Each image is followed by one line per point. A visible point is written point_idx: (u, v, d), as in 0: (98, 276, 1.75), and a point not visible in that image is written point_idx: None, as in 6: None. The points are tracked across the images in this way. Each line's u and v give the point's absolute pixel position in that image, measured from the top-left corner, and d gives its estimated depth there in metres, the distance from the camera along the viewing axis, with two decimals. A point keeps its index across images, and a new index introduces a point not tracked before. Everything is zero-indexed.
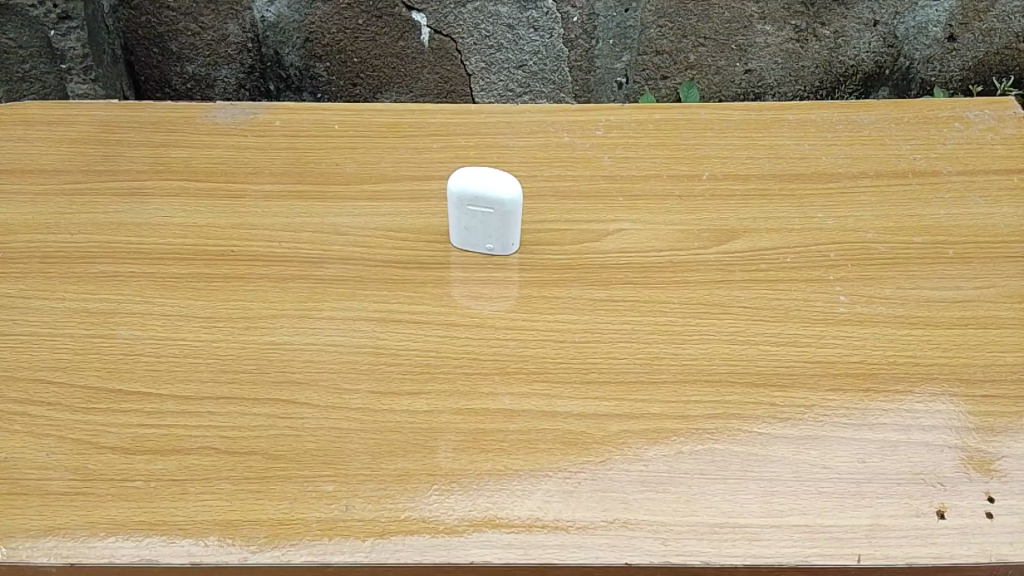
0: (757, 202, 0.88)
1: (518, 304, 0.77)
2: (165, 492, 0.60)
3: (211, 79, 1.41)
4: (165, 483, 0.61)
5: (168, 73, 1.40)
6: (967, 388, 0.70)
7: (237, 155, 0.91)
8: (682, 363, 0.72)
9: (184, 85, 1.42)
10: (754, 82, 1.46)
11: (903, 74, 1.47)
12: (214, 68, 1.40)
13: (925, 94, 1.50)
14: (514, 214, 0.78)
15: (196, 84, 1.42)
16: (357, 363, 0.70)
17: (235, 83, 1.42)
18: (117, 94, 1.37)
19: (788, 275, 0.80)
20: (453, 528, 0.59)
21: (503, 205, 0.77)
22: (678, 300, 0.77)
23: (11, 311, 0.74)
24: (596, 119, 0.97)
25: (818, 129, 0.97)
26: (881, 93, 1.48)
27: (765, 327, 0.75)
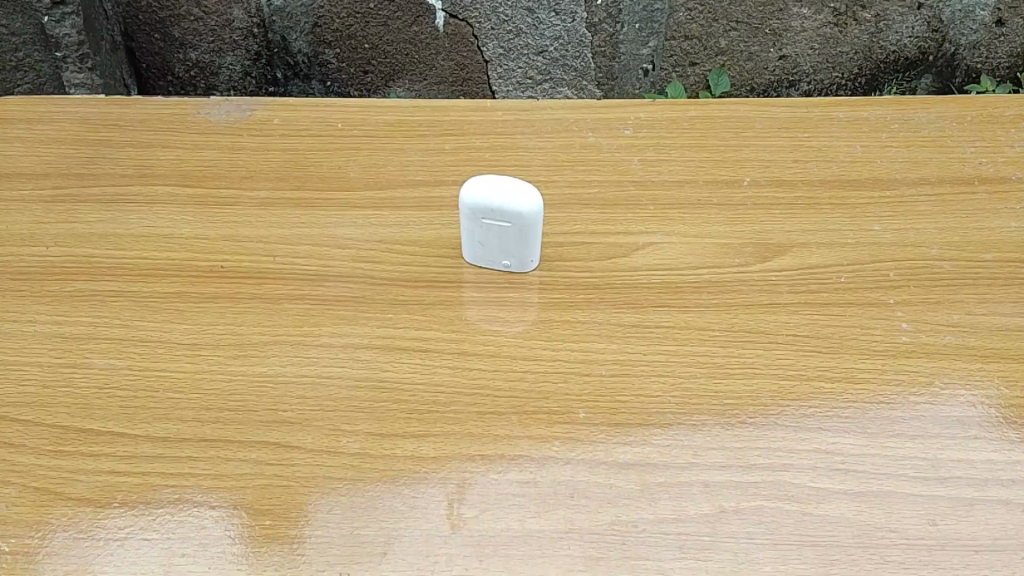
0: (805, 212, 0.78)
1: (537, 331, 0.68)
2: (137, 555, 0.53)
3: (215, 67, 1.32)
4: (137, 543, 0.54)
5: (170, 61, 1.31)
6: None
7: (230, 157, 0.83)
8: (723, 402, 0.63)
9: (187, 73, 1.33)
10: (788, 70, 1.36)
11: (947, 61, 1.36)
12: (218, 55, 1.31)
13: (971, 83, 1.39)
14: (534, 228, 0.70)
15: (199, 72, 1.33)
16: (356, 400, 0.62)
17: (240, 70, 1.33)
18: (116, 83, 1.28)
19: (842, 298, 0.71)
20: None
21: (522, 219, 0.69)
22: (718, 326, 0.69)
23: None
24: (624, 117, 0.88)
25: (871, 129, 0.87)
26: (923, 81, 1.38)
27: (818, 360, 0.66)
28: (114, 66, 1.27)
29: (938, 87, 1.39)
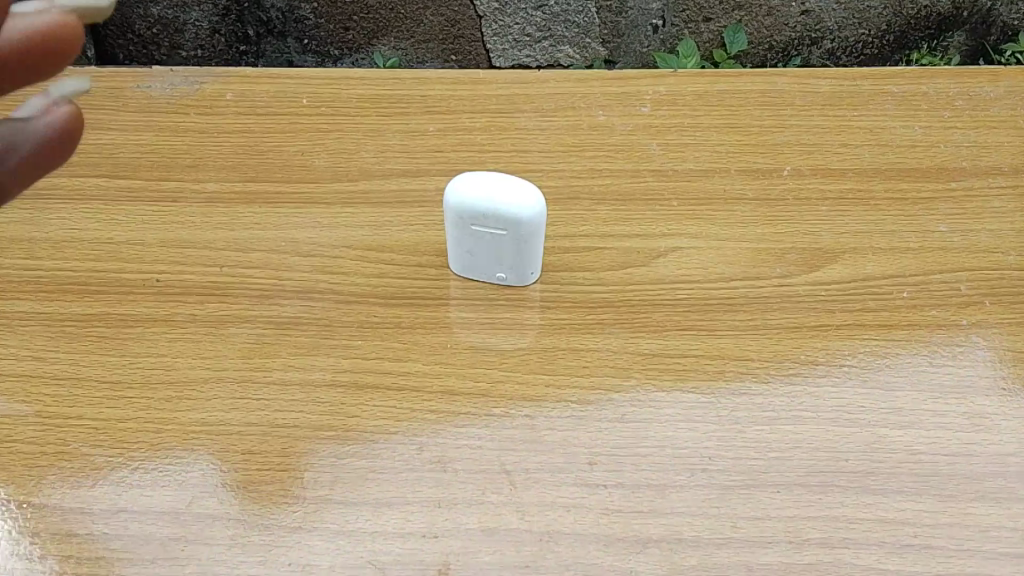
0: (858, 208, 0.66)
1: (539, 362, 0.57)
2: None
3: (179, 23, 1.14)
4: None
5: (130, 17, 1.12)
6: None
7: (172, 142, 0.70)
8: (766, 457, 0.52)
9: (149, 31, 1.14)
10: (811, 26, 1.19)
11: (982, 18, 1.19)
12: (183, 10, 1.13)
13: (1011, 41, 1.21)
14: (534, 236, 0.58)
15: (163, 29, 1.14)
16: (315, 457, 0.51)
17: (208, 27, 1.15)
18: None
19: (904, 320, 0.59)
20: None
21: (520, 225, 0.57)
22: (757, 355, 0.57)
23: None
24: (641, 90, 0.74)
25: (930, 106, 0.74)
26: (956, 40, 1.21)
27: (877, 400, 0.55)
28: None
29: (971, 45, 1.21)
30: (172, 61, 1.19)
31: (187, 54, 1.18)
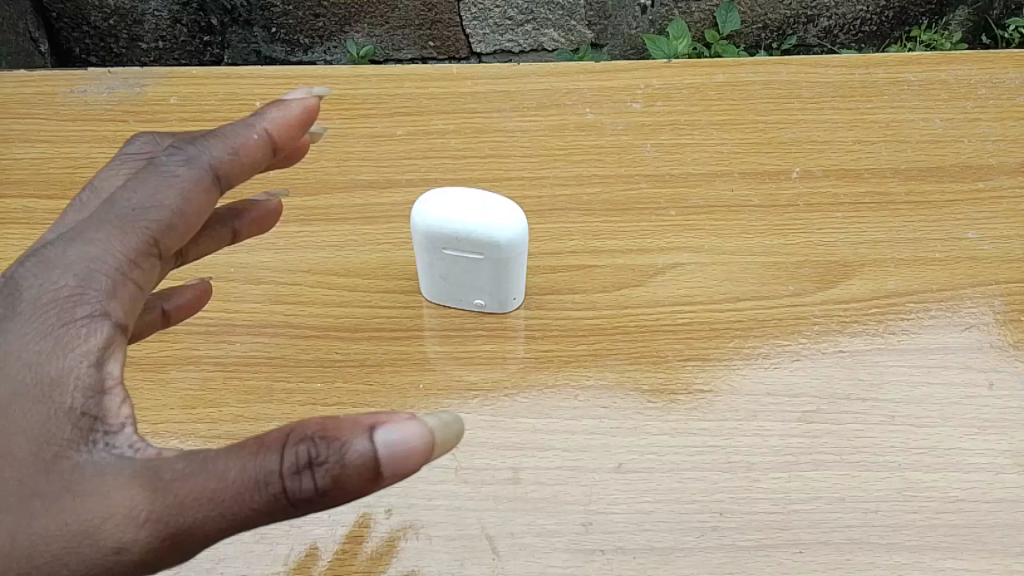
0: (876, 214, 0.59)
1: (523, 404, 0.50)
2: None
3: (139, 13, 1.02)
4: None
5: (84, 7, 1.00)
6: None
7: (108, 154, 0.62)
8: (783, 511, 0.46)
9: (106, 21, 1.02)
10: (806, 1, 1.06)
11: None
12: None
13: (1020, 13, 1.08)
14: (516, 262, 0.51)
15: (121, 20, 1.02)
16: (269, 528, 0.45)
17: (169, 17, 1.02)
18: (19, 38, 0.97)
19: (934, 343, 0.53)
20: None
21: (498, 251, 0.50)
22: (770, 388, 0.50)
23: None
24: (632, 83, 0.67)
25: (950, 96, 0.67)
26: (959, 14, 1.08)
27: (906, 437, 0.49)
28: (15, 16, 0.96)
29: (974, 21, 1.09)
30: (134, 56, 1.06)
31: (149, 47, 1.05)
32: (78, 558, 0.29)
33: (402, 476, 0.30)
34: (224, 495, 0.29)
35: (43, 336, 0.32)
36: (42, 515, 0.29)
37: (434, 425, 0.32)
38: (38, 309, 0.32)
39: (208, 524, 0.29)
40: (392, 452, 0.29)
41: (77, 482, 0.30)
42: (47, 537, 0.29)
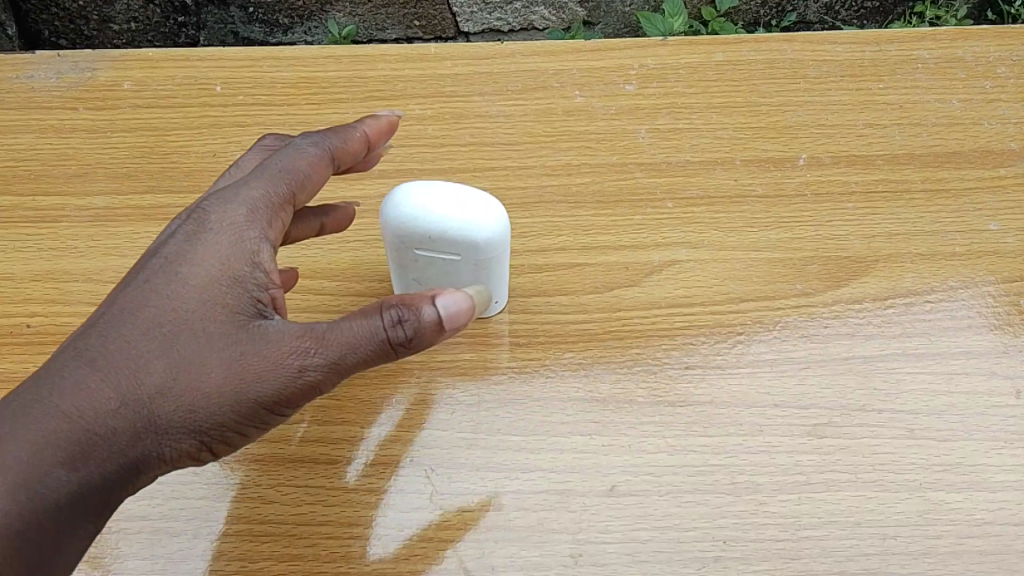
0: (890, 204, 0.54)
1: (507, 418, 0.45)
2: None
3: None
4: None
5: None
6: None
7: (55, 144, 0.57)
8: (793, 537, 0.42)
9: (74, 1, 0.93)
10: None
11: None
12: None
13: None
14: (496, 259, 0.46)
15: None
16: (222, 561, 0.41)
17: None
18: None
19: (955, 348, 0.48)
20: None
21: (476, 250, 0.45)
22: (777, 398, 0.46)
23: None
24: (625, 63, 0.62)
25: (969, 74, 0.62)
26: None
27: (928, 452, 0.44)
28: None
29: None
30: (104, 40, 0.97)
31: (120, 28, 0.96)
32: (264, 393, 0.36)
33: (451, 334, 0.39)
34: (362, 339, 0.37)
35: (229, 248, 0.38)
36: (237, 360, 0.36)
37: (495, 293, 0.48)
38: (224, 226, 0.38)
39: (350, 363, 0.37)
40: (450, 312, 0.38)
41: (258, 340, 0.37)
42: (248, 370, 0.36)
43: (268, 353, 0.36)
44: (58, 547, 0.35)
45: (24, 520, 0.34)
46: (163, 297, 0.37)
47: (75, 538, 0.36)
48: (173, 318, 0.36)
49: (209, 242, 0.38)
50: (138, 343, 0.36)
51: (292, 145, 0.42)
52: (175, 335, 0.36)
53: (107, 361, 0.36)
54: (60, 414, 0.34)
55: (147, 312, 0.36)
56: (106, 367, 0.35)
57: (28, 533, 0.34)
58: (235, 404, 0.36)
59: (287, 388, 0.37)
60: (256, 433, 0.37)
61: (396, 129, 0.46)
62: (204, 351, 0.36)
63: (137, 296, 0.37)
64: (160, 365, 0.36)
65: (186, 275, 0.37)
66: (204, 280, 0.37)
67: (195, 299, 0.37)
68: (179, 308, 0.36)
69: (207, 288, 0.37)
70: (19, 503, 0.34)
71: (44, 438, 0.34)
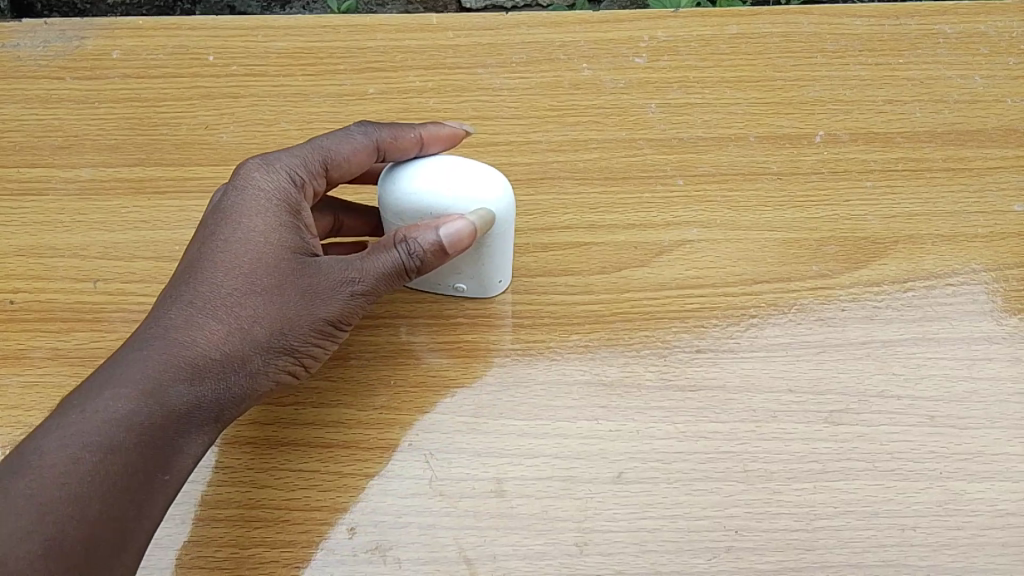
0: (909, 184, 0.52)
1: (510, 403, 0.44)
2: None
3: None
4: None
5: None
6: None
7: (40, 115, 0.55)
8: (808, 527, 0.40)
9: None
10: None
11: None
12: None
13: None
14: (503, 233, 0.44)
15: None
16: (212, 547, 0.40)
17: None
18: None
19: (978, 332, 0.46)
20: None
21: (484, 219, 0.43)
22: (792, 382, 0.44)
23: None
24: (634, 34, 0.59)
25: (991, 50, 0.59)
26: None
27: (948, 441, 0.42)
28: None
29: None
30: (97, 11, 0.93)
31: (113, 1, 0.93)
32: (334, 309, 0.40)
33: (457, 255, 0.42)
34: (398, 262, 0.41)
35: (285, 194, 0.42)
36: (313, 282, 0.40)
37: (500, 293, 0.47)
38: (277, 178, 0.42)
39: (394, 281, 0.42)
40: (449, 238, 0.41)
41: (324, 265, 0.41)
42: (321, 289, 0.40)
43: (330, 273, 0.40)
44: (174, 457, 0.37)
45: (149, 428, 0.36)
46: (235, 236, 0.40)
47: (190, 451, 0.38)
48: (249, 250, 0.40)
49: (268, 188, 0.41)
50: (223, 274, 0.39)
51: (345, 128, 0.45)
52: (255, 262, 0.40)
53: (198, 294, 0.39)
54: (168, 340, 0.38)
55: (223, 252, 0.40)
56: (202, 299, 0.39)
57: (151, 440, 0.36)
58: (310, 320, 0.40)
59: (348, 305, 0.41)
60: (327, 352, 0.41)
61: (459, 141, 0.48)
62: (281, 274, 0.40)
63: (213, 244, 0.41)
64: (248, 288, 0.39)
65: (252, 214, 0.41)
66: (269, 217, 0.41)
67: (266, 231, 0.40)
68: (252, 241, 0.40)
69: (274, 224, 0.41)
70: (143, 411, 0.36)
71: (157, 359, 0.37)
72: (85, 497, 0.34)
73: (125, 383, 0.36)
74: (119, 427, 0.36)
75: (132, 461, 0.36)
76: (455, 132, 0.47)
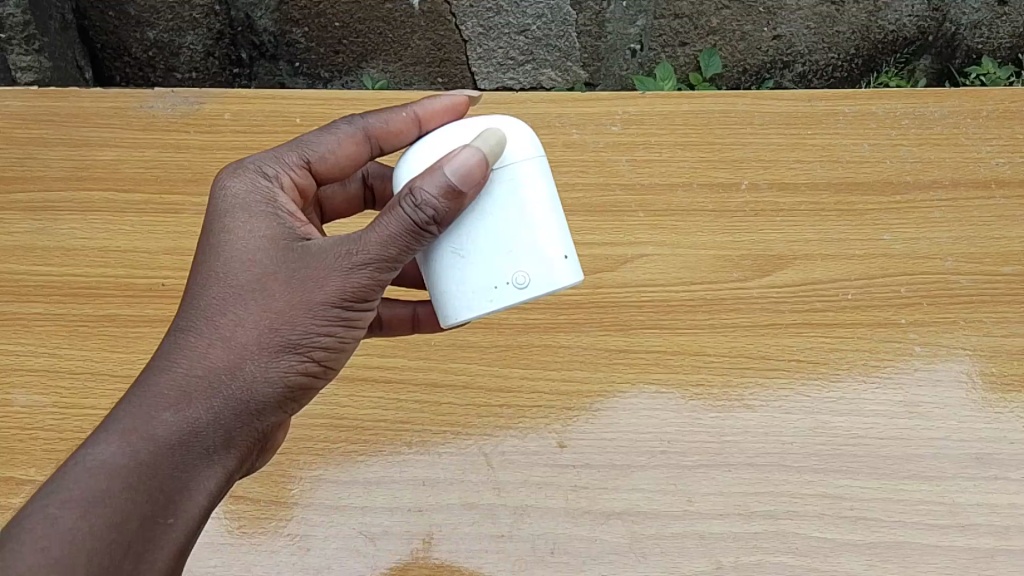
0: (809, 220, 0.71)
1: (516, 357, 0.61)
2: None
3: (175, 48, 1.07)
4: None
5: (126, 41, 1.06)
6: None
7: (171, 155, 0.74)
8: (720, 441, 0.58)
9: (145, 54, 1.07)
10: (782, 50, 1.10)
11: (947, 41, 1.12)
12: (178, 34, 1.06)
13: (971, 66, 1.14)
14: (530, 192, 0.51)
15: (158, 53, 1.07)
16: (310, 441, 0.57)
17: (203, 52, 1.08)
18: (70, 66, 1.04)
19: (849, 318, 0.64)
20: None
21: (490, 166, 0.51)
22: (715, 350, 0.62)
23: None
24: (612, 109, 0.78)
25: (879, 125, 0.78)
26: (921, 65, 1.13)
27: (824, 389, 0.60)
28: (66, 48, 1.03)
29: (936, 70, 1.14)
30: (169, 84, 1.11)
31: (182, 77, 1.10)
32: (323, 300, 0.49)
33: (472, 190, 0.49)
34: (400, 215, 0.48)
35: (265, 223, 0.51)
36: (296, 293, 0.49)
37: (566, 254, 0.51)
38: (256, 203, 0.52)
39: (399, 243, 0.48)
40: (459, 174, 0.48)
41: (310, 266, 0.49)
42: (304, 300, 0.48)
43: (328, 263, 0.49)
44: (165, 485, 0.45)
45: (146, 462, 0.45)
46: (226, 259, 0.50)
47: (183, 478, 0.46)
48: (237, 282, 0.49)
49: (256, 199, 0.52)
50: (220, 304, 0.49)
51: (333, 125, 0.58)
52: (248, 289, 0.49)
53: (192, 335, 0.48)
54: (163, 384, 0.47)
55: (214, 288, 0.49)
56: (193, 338, 0.48)
57: (149, 473, 0.45)
58: (307, 318, 0.48)
59: (355, 283, 0.49)
60: (338, 340, 0.49)
61: (454, 104, 0.59)
62: (265, 297, 0.49)
63: (202, 286, 0.50)
64: (242, 314, 0.48)
65: (240, 245, 0.50)
66: (255, 242, 0.50)
67: (251, 255, 0.50)
68: (244, 267, 0.50)
69: (258, 249, 0.50)
70: (131, 452, 0.45)
71: (157, 398, 0.46)
72: (85, 534, 0.43)
73: (120, 432, 0.45)
74: (119, 465, 0.44)
75: (131, 493, 0.44)
76: (454, 99, 0.59)
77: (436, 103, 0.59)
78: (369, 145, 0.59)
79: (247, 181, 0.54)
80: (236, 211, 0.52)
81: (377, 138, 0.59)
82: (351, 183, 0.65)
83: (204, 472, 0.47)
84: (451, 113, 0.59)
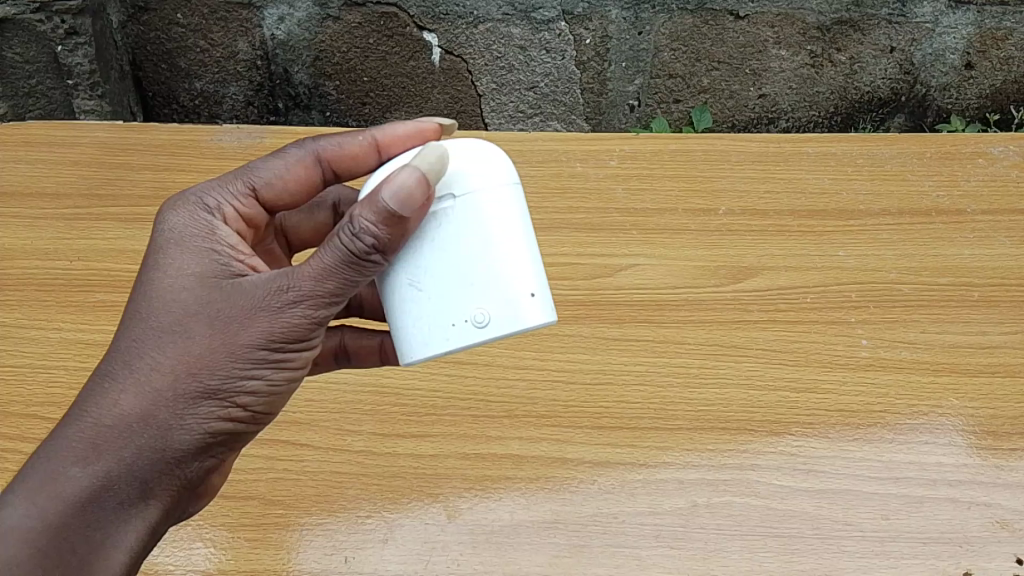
0: (776, 237, 0.83)
1: (527, 343, 0.74)
2: (176, 538, 0.63)
3: (219, 96, 1.22)
4: (180, 532, 0.63)
5: (176, 90, 1.22)
6: (976, 438, 0.69)
7: None
8: (697, 409, 0.70)
9: (192, 102, 1.23)
10: (767, 108, 1.25)
11: (919, 102, 1.25)
12: (222, 86, 1.21)
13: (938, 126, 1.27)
14: (495, 229, 0.55)
15: (203, 101, 1.23)
16: (359, 400, 0.70)
17: (243, 101, 1.22)
18: (125, 111, 1.20)
19: (807, 316, 0.77)
20: (454, 560, 0.61)
21: (448, 199, 0.55)
22: (693, 340, 0.75)
23: (28, 348, 0.74)
24: (610, 148, 0.92)
25: (837, 162, 0.91)
26: (895, 122, 1.26)
27: (785, 370, 0.72)
28: (123, 94, 1.18)
29: (911, 127, 1.27)
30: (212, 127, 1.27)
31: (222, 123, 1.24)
32: (247, 342, 0.52)
33: (414, 211, 0.52)
34: (336, 248, 0.52)
35: (196, 260, 0.55)
36: (217, 337, 0.52)
37: (535, 292, 0.55)
38: (189, 241, 0.56)
39: (336, 277, 0.52)
40: (400, 200, 0.51)
41: (235, 307, 0.52)
42: (225, 344, 0.52)
43: (256, 302, 0.52)
44: (77, 543, 0.49)
45: (55, 525, 0.49)
46: (150, 298, 0.53)
47: (93, 535, 0.50)
48: (158, 324, 0.52)
49: (193, 233, 0.57)
50: (139, 349, 0.52)
51: (288, 152, 0.64)
52: (168, 331, 0.52)
53: (108, 382, 0.51)
54: (75, 436, 0.50)
55: (135, 332, 0.52)
56: (109, 386, 0.51)
57: (58, 536, 0.49)
58: (229, 363, 0.52)
59: (285, 322, 0.52)
60: (262, 382, 0.52)
61: (422, 130, 0.63)
62: (187, 340, 0.52)
63: (127, 327, 0.53)
64: (160, 359, 0.51)
65: (165, 284, 0.53)
66: (184, 279, 0.54)
67: (179, 294, 0.53)
68: (165, 308, 0.53)
69: (185, 286, 0.53)
70: (40, 513, 0.49)
71: (66, 454, 0.50)
72: None
73: (31, 491, 0.49)
74: (26, 529, 0.48)
75: (42, 556, 0.49)
76: (420, 126, 0.63)
77: (397, 129, 0.64)
78: (321, 164, 0.65)
79: (185, 214, 0.58)
80: (169, 246, 0.56)
81: (328, 161, 0.64)
82: (318, 215, 0.72)
83: (119, 526, 0.51)
84: (418, 136, 0.63)
